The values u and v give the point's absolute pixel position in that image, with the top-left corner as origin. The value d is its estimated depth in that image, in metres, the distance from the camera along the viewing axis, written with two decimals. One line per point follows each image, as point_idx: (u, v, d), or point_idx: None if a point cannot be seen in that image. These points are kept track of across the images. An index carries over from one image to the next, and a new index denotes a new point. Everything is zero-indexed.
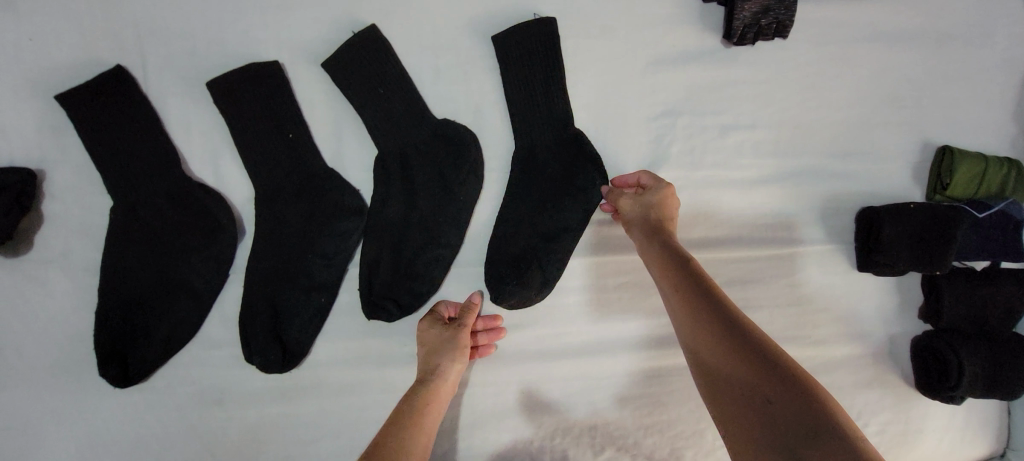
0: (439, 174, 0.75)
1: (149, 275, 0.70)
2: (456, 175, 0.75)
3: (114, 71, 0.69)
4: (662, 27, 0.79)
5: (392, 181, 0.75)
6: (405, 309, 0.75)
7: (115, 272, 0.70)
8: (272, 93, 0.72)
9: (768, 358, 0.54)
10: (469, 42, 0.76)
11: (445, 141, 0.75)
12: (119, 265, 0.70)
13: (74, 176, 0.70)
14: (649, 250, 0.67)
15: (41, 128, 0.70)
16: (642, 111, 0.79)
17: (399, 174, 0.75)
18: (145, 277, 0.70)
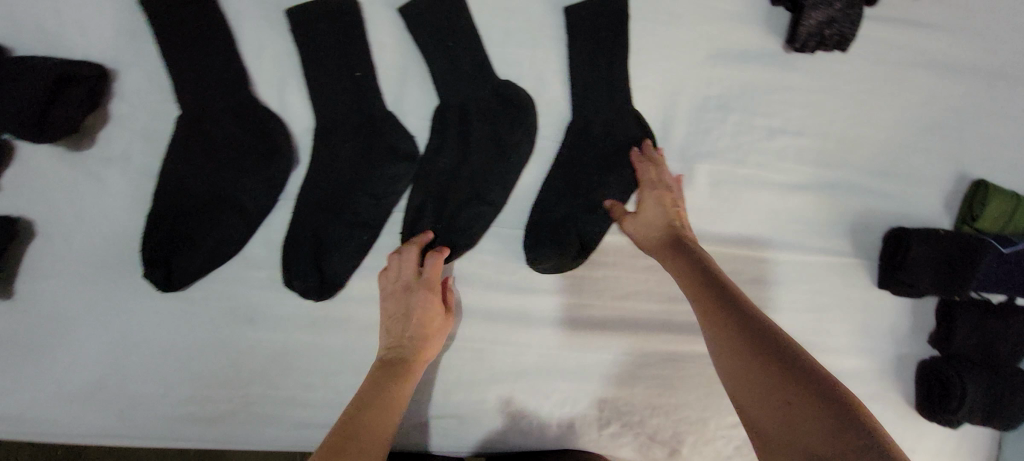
0: (495, 133, 0.77)
1: (206, 188, 0.73)
2: (510, 137, 0.77)
3: None
4: (729, 23, 0.80)
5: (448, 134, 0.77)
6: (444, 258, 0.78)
7: (173, 180, 0.72)
8: (347, 29, 0.74)
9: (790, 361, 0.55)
10: (541, 9, 0.77)
11: (505, 102, 0.77)
12: (178, 174, 0.72)
13: (145, 81, 0.72)
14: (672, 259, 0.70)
15: (118, 30, 0.71)
16: (697, 102, 0.81)
17: (457, 127, 0.77)
18: (202, 189, 0.73)
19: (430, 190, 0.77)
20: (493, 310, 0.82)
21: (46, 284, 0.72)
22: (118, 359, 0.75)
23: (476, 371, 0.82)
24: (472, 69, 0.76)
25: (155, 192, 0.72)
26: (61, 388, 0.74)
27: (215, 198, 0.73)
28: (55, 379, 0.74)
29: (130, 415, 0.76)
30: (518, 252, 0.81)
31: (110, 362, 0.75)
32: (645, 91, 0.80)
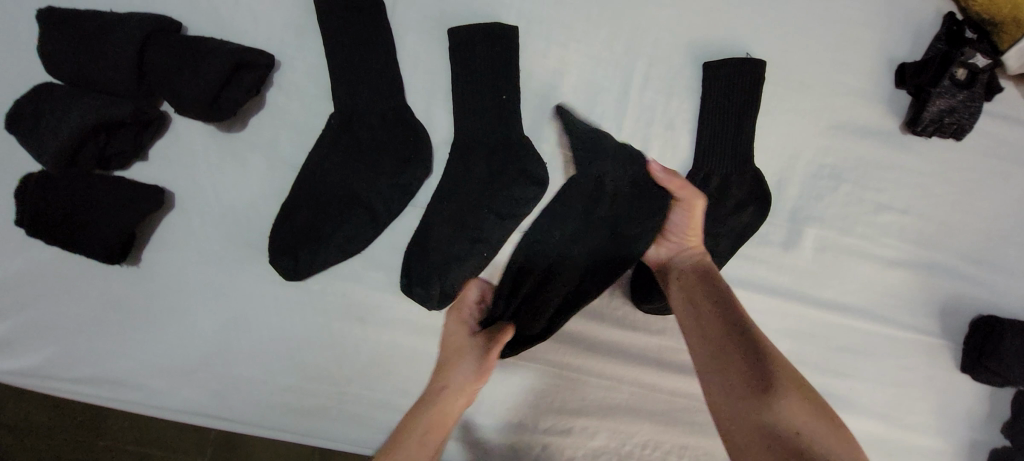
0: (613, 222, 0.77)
1: (343, 185, 0.73)
2: (632, 228, 0.76)
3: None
4: (854, 100, 0.84)
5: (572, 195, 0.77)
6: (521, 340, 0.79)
7: (313, 174, 0.73)
8: (503, 52, 0.75)
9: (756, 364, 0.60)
10: (684, 61, 0.80)
11: (643, 189, 0.76)
12: (319, 168, 0.73)
13: (304, 76, 0.74)
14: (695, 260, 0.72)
15: (286, 23, 0.73)
16: (813, 169, 0.84)
17: (585, 206, 0.77)
18: (337, 185, 0.73)
19: (538, 272, 0.78)
20: (593, 342, 0.82)
21: (174, 254, 0.73)
22: (226, 338, 0.75)
23: (566, 400, 0.82)
24: None
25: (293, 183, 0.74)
26: (166, 359, 0.74)
27: (348, 195, 0.73)
28: (163, 349, 0.74)
29: (227, 395, 0.76)
30: (624, 289, 0.82)
31: (218, 340, 0.75)
32: (768, 152, 0.83)
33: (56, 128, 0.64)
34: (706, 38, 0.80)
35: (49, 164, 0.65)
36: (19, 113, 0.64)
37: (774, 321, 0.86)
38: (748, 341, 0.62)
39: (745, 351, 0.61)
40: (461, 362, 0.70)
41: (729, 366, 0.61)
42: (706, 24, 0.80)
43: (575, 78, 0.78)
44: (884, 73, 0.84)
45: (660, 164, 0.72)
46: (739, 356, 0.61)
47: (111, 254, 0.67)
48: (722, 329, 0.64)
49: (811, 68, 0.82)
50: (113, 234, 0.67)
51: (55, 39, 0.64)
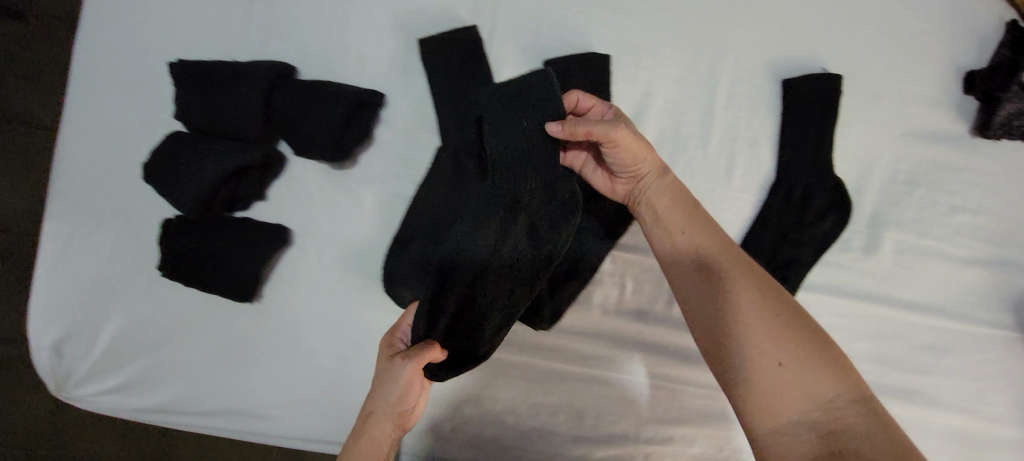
0: (533, 224, 0.75)
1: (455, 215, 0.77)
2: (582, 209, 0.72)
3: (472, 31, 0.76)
4: (926, 107, 0.87)
5: (556, 201, 0.74)
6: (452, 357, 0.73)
7: (425, 203, 0.76)
8: (598, 79, 0.77)
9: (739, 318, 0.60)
10: (764, 78, 0.83)
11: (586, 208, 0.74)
12: (432, 199, 0.76)
13: (410, 112, 0.77)
14: (671, 201, 0.70)
15: (391, 62, 0.76)
16: (888, 175, 0.88)
17: (506, 213, 0.72)
18: (450, 214, 0.76)
19: (460, 285, 0.72)
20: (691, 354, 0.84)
21: (291, 288, 0.76)
22: (342, 368, 0.77)
23: (667, 411, 0.83)
24: None
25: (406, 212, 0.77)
26: (287, 390, 0.76)
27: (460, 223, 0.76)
28: (284, 381, 0.76)
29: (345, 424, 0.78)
30: None
31: (336, 369, 0.77)
32: (845, 161, 0.87)
33: (192, 177, 0.67)
34: (783, 57, 0.84)
35: (186, 210, 0.68)
36: (156, 162, 0.68)
37: (857, 323, 0.89)
38: (729, 286, 0.62)
39: (725, 301, 0.62)
40: (387, 387, 0.65)
41: (716, 318, 0.62)
42: (783, 43, 0.83)
43: (662, 101, 0.82)
44: (952, 80, 0.87)
45: (558, 123, 0.68)
46: (719, 310, 0.62)
47: (245, 293, 0.69)
48: (707, 281, 0.64)
49: (883, 79, 0.86)
50: (249, 272, 0.69)
51: (188, 91, 0.67)
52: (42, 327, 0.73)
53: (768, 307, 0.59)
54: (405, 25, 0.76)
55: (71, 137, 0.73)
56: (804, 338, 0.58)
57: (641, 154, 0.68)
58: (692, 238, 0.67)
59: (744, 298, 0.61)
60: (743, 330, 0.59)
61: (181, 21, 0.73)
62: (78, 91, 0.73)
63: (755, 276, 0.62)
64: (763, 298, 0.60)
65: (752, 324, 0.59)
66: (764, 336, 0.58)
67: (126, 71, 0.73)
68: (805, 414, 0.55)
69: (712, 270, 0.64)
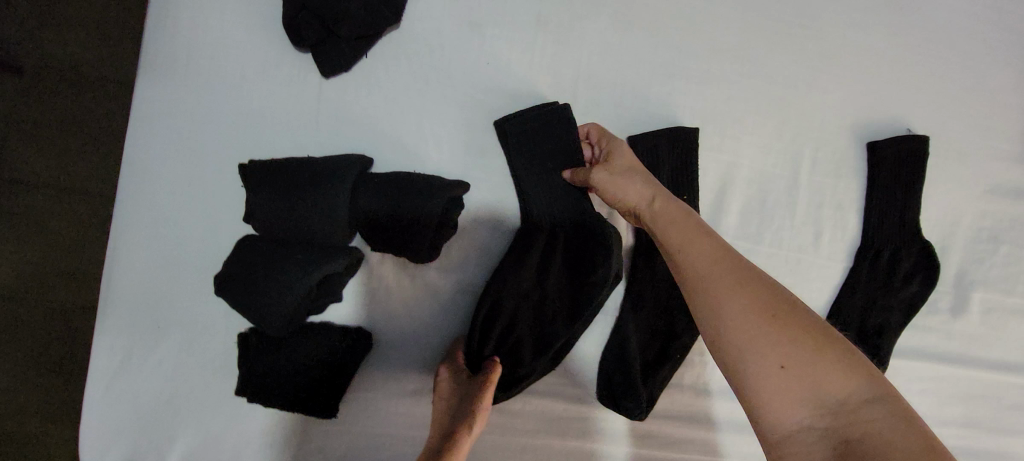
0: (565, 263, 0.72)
1: (541, 306, 0.72)
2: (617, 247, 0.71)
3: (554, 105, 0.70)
4: (1008, 162, 0.85)
5: (588, 239, 0.70)
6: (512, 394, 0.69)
7: (508, 298, 0.69)
8: (684, 155, 0.74)
9: (729, 334, 0.52)
10: (848, 142, 0.80)
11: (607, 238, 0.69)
12: (514, 291, 0.70)
13: (490, 195, 0.72)
14: (656, 215, 0.62)
15: (469, 144, 0.71)
16: (972, 233, 0.85)
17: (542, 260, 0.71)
18: (535, 306, 0.72)
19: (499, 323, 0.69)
20: None
21: (370, 393, 0.69)
22: None
23: None
24: None
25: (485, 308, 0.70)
26: None
27: (547, 315, 0.71)
28: None
29: None
30: None
31: None
32: (930, 222, 0.84)
33: (270, 288, 0.61)
34: (867, 119, 0.81)
35: (269, 327, 0.62)
36: (232, 276, 0.62)
37: (950, 387, 0.86)
38: (716, 296, 0.54)
39: (711, 312, 0.54)
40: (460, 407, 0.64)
41: (711, 338, 0.54)
42: (867, 104, 0.80)
43: (748, 170, 0.78)
44: None
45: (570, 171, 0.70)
46: (708, 323, 0.54)
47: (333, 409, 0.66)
48: (694, 296, 0.56)
49: (965, 137, 0.83)
50: (336, 389, 0.66)
51: (265, 198, 0.62)
52: (100, 452, 0.66)
53: (757, 311, 0.51)
54: (483, 104, 0.71)
55: (125, 242, 0.66)
56: (802, 339, 0.50)
57: (627, 182, 0.64)
58: (679, 247, 0.58)
59: (732, 307, 0.52)
60: (736, 342, 0.51)
61: (241, 109, 0.67)
62: (132, 193, 0.66)
63: (743, 278, 0.54)
64: (754, 299, 0.52)
65: (743, 336, 0.51)
66: (759, 345, 0.50)
67: (183, 166, 0.67)
68: (818, 417, 0.48)
69: (695, 282, 0.56)
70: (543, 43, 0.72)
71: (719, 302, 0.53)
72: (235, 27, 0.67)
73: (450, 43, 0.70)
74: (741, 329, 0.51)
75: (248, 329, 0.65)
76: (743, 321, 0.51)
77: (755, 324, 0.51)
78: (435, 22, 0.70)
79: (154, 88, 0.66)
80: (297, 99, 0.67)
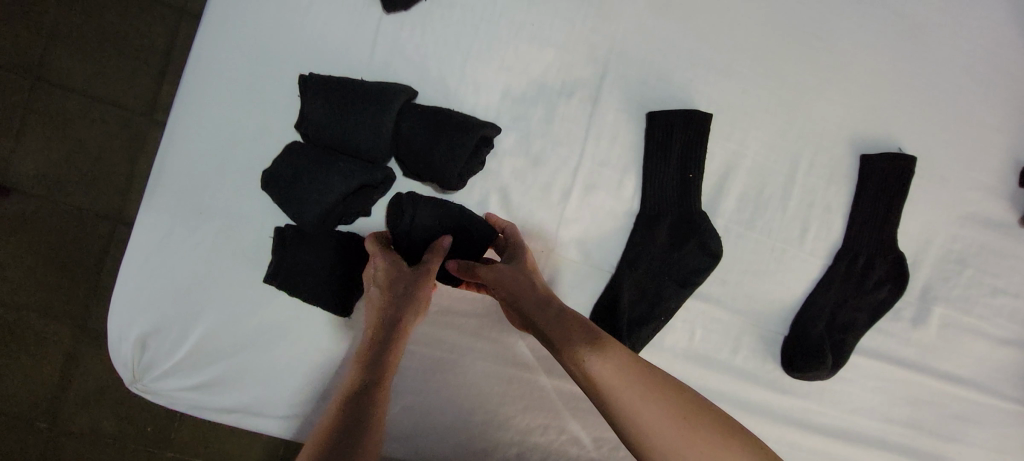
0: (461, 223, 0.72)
1: (469, 247, 0.73)
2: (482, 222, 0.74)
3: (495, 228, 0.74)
4: (984, 193, 0.93)
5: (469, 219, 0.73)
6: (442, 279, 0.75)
7: (428, 212, 0.71)
8: (696, 136, 0.82)
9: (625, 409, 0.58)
10: (843, 151, 0.88)
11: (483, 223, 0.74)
12: (449, 216, 0.72)
13: (516, 144, 0.79)
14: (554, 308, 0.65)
15: (505, 96, 0.78)
16: (943, 253, 0.93)
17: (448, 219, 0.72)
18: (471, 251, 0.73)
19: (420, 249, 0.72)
20: (745, 403, 0.89)
21: None
22: (426, 386, 0.80)
23: None
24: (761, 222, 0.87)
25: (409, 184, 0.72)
26: None
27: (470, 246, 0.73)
28: None
29: (419, 440, 0.80)
30: (776, 356, 0.90)
31: (421, 378, 0.79)
32: (907, 236, 0.92)
33: (307, 189, 0.68)
34: (863, 133, 0.89)
35: (304, 224, 0.70)
36: (278, 174, 0.69)
37: (900, 389, 0.94)
38: (609, 386, 0.58)
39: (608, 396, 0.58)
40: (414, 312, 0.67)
41: (622, 407, 0.58)
42: (865, 121, 0.89)
43: (751, 161, 0.86)
44: (1009, 173, 0.94)
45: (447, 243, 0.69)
46: (610, 395, 0.58)
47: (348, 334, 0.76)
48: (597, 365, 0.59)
49: (949, 164, 0.92)
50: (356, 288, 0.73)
51: (314, 110, 0.69)
52: (130, 320, 0.72)
53: (663, 406, 0.57)
54: (523, 63, 0.78)
55: (179, 130, 0.72)
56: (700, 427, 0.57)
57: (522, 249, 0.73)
58: (576, 348, 0.60)
59: (633, 391, 0.58)
60: (621, 408, 0.58)
61: (305, 32, 0.74)
62: (194, 87, 0.72)
63: (677, 405, 0.58)
64: (650, 389, 0.58)
65: (640, 422, 0.57)
66: (660, 440, 0.56)
67: (244, 71, 0.73)
68: None
69: (590, 377, 0.59)
70: (585, 16, 0.79)
71: (612, 374, 0.59)
72: None
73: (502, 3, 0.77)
74: (636, 403, 0.57)
75: (284, 226, 0.71)
76: (630, 396, 0.58)
77: (657, 396, 0.58)
78: None
79: None
80: (358, 28, 0.74)
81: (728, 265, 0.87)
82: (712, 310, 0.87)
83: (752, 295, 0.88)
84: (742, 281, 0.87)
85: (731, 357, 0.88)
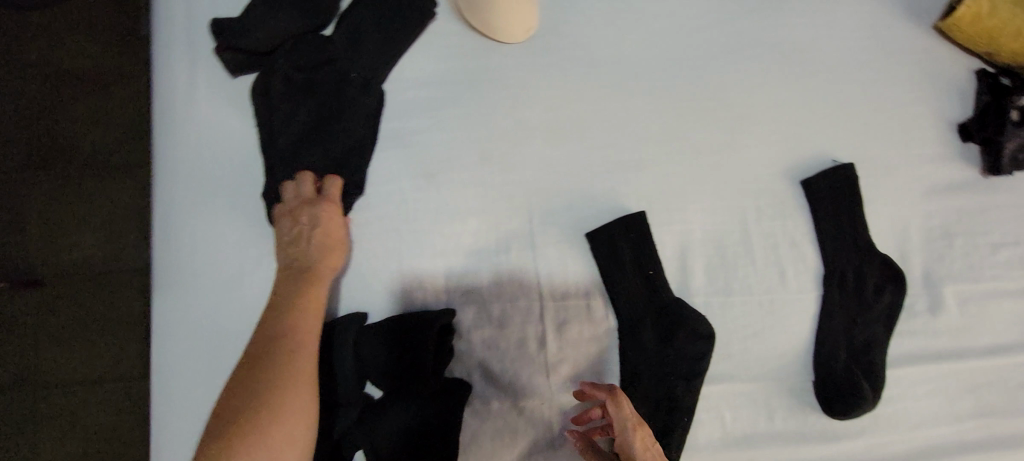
0: (427, 397, 0.74)
1: (436, 421, 0.73)
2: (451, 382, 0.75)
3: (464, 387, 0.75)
4: (935, 163, 0.92)
5: (439, 392, 0.74)
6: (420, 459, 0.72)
7: (399, 401, 0.73)
8: (639, 236, 0.83)
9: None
10: (782, 184, 0.89)
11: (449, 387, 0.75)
12: (417, 396, 0.73)
13: (476, 316, 0.79)
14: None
15: (449, 277, 0.80)
16: (926, 234, 0.91)
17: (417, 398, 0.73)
18: (443, 419, 0.73)
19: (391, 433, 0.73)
20: None
21: None
22: None
23: None
24: (737, 285, 0.86)
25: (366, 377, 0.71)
26: None
27: (444, 412, 0.73)
28: None
29: None
30: (815, 405, 0.86)
31: None
32: (882, 234, 0.90)
33: None
34: (794, 160, 0.89)
35: None
36: None
37: (954, 383, 0.88)
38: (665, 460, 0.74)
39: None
40: (279, 337, 0.64)
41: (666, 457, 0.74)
42: (791, 149, 0.89)
43: (701, 232, 0.86)
44: (949, 134, 0.93)
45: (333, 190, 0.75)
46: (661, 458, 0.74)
47: None
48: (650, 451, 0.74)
49: (887, 152, 0.91)
50: None
51: None
52: None
53: None
54: (452, 240, 0.80)
55: (167, 439, 0.74)
56: None
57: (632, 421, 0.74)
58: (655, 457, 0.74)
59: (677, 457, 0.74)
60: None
61: (246, 302, 0.77)
62: (169, 394, 0.76)
63: None
64: None
65: None
66: None
67: (208, 360, 0.76)
68: None
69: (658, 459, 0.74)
70: (492, 174, 0.82)
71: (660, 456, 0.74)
72: (227, 230, 0.78)
73: (413, 196, 0.80)
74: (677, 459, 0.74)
75: None
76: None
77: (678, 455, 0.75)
78: (396, 182, 0.80)
79: (170, 297, 0.76)
80: None
81: (726, 337, 0.85)
82: (731, 387, 0.84)
83: (763, 356, 0.85)
84: (746, 347, 0.85)
85: (770, 426, 0.84)
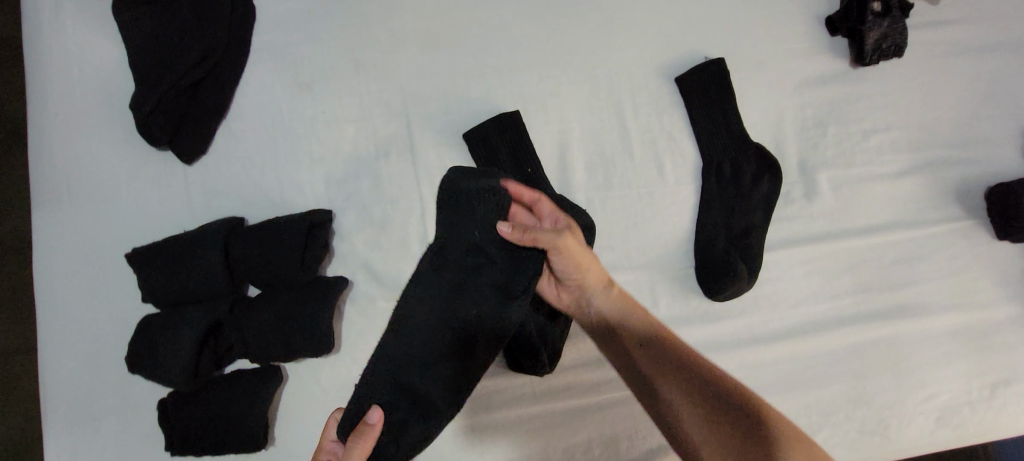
0: (297, 290, 0.75)
1: (303, 310, 0.74)
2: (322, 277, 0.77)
3: (336, 280, 0.76)
4: (804, 57, 0.96)
5: (309, 285, 0.76)
6: (294, 351, 0.74)
7: (271, 296, 0.75)
8: (514, 135, 0.85)
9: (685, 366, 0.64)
10: (656, 82, 0.92)
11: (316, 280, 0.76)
12: (288, 290, 0.76)
13: (357, 219, 0.82)
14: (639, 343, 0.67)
15: (328, 183, 0.82)
16: (799, 125, 0.95)
17: (288, 292, 0.75)
18: (311, 308, 0.74)
19: (262, 327, 0.74)
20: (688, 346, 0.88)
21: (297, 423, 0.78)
22: None
23: None
24: (615, 179, 0.89)
25: (417, 364, 0.64)
26: None
27: (311, 303, 0.74)
28: None
29: None
30: (695, 289, 0.90)
31: None
32: (755, 127, 0.94)
33: (167, 350, 0.72)
34: (667, 59, 0.92)
35: (176, 380, 0.73)
36: (138, 352, 0.73)
37: (830, 263, 0.93)
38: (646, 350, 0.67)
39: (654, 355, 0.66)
40: None
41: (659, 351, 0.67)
42: (664, 49, 0.92)
43: (577, 131, 0.89)
44: (817, 29, 0.97)
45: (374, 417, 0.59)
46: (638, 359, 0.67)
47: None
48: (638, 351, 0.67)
49: (758, 48, 0.95)
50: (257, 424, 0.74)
51: (151, 276, 0.74)
52: None
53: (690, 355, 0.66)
54: (329, 147, 0.82)
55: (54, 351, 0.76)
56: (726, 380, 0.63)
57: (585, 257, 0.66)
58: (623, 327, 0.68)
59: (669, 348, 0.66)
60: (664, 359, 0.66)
61: (125, 215, 0.78)
62: (53, 309, 0.77)
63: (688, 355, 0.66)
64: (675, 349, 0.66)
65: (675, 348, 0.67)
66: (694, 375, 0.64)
67: (91, 274, 0.77)
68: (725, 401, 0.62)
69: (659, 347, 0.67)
70: (367, 82, 0.84)
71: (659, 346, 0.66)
72: (101, 147, 0.79)
73: (287, 107, 0.82)
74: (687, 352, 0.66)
75: (167, 396, 0.76)
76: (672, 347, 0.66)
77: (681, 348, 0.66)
78: (270, 94, 0.82)
79: (49, 216, 0.77)
80: (169, 188, 0.79)
81: (606, 230, 0.88)
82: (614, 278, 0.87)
83: (643, 246, 0.89)
84: (626, 238, 0.88)
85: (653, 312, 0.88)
